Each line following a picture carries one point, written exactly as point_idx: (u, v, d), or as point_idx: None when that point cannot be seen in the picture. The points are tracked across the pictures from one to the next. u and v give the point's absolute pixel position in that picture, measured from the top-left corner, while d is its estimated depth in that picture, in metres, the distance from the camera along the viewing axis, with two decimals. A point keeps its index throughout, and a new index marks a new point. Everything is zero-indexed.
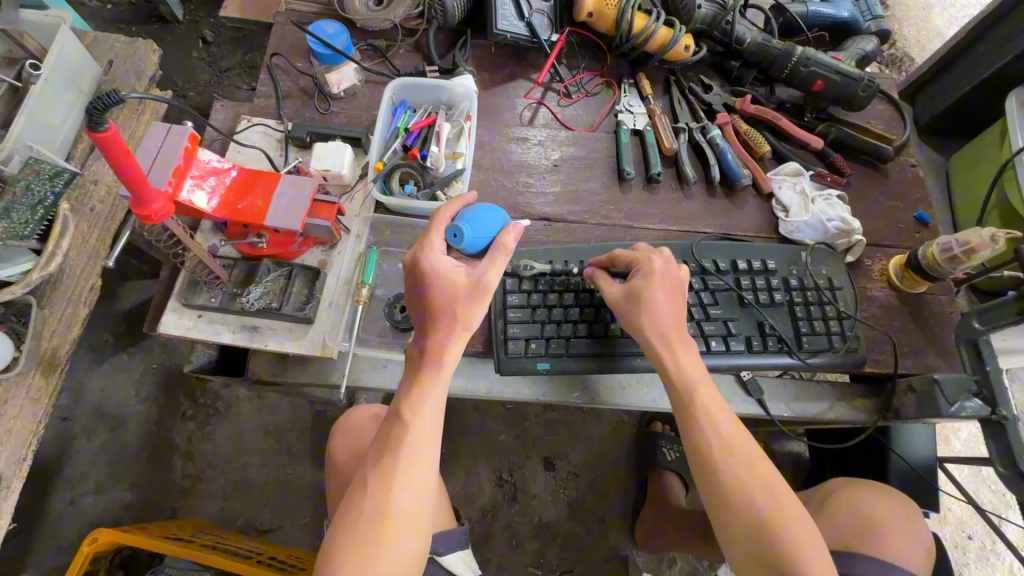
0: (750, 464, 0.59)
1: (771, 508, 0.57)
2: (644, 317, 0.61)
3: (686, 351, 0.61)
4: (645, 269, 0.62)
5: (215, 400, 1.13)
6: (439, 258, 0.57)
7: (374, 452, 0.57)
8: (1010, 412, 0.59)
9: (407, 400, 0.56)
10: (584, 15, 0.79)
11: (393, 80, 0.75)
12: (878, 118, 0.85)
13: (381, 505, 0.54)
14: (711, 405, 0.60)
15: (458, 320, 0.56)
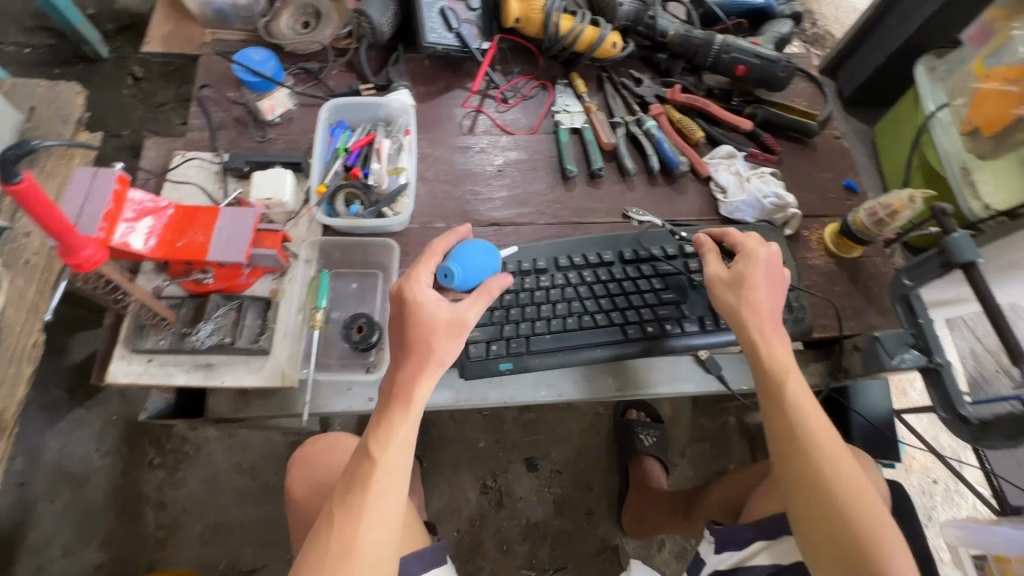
0: (835, 459, 0.58)
1: (851, 503, 0.57)
2: (736, 307, 0.63)
3: (780, 341, 0.63)
4: (748, 253, 0.65)
5: (183, 444, 1.10)
6: (425, 293, 0.58)
7: (340, 489, 0.56)
8: (945, 359, 0.62)
9: (375, 434, 0.56)
10: (511, 21, 0.81)
11: (328, 101, 0.74)
12: (801, 96, 0.89)
13: (349, 542, 0.54)
14: (800, 396, 0.61)
15: (433, 354, 0.57)
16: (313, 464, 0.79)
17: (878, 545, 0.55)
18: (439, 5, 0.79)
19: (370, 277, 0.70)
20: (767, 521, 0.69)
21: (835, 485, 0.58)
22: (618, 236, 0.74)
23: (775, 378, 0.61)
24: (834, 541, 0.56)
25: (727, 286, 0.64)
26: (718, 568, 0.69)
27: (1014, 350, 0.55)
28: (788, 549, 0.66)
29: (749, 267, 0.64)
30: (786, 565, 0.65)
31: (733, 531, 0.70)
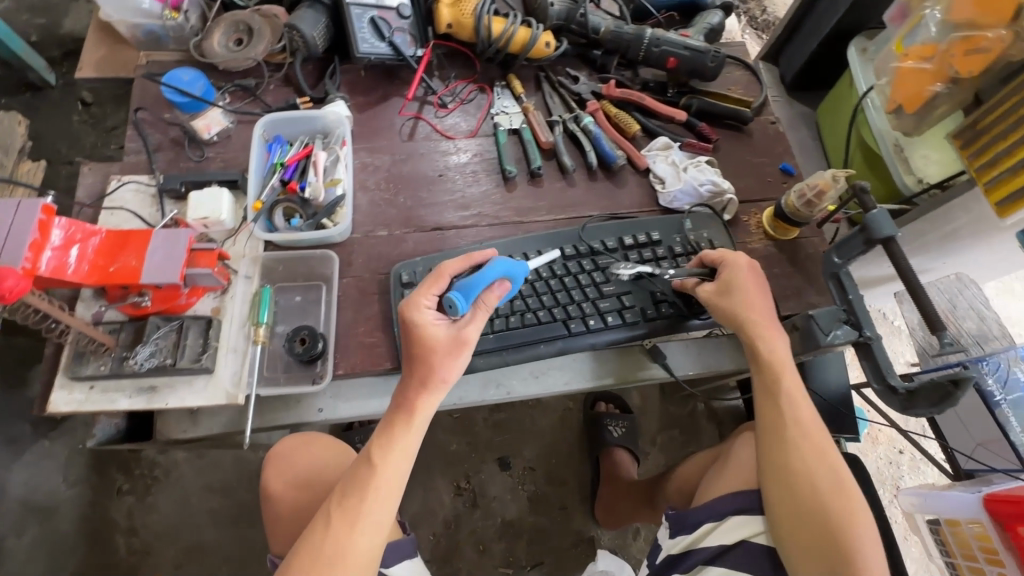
0: (822, 453, 0.63)
1: (832, 490, 0.61)
2: (736, 310, 0.67)
3: (780, 340, 0.67)
4: (730, 261, 0.69)
5: (152, 468, 1.09)
6: (426, 316, 0.60)
7: (338, 494, 0.60)
8: (873, 332, 0.64)
9: (379, 446, 0.60)
10: (444, 27, 0.82)
11: (262, 117, 0.75)
12: (737, 84, 0.91)
13: (341, 546, 0.58)
14: (792, 391, 0.66)
15: (431, 372, 0.60)
16: (291, 463, 0.79)
17: (855, 536, 0.59)
18: (370, 14, 0.79)
19: (314, 289, 0.71)
20: (717, 501, 0.69)
21: (818, 473, 0.62)
22: (559, 233, 0.76)
23: (774, 373, 0.66)
24: (812, 526, 0.60)
25: (728, 290, 0.67)
26: (670, 551, 0.70)
27: (932, 319, 0.57)
28: (734, 530, 0.66)
29: (742, 271, 0.68)
30: (731, 545, 0.65)
31: (685, 514, 0.70)
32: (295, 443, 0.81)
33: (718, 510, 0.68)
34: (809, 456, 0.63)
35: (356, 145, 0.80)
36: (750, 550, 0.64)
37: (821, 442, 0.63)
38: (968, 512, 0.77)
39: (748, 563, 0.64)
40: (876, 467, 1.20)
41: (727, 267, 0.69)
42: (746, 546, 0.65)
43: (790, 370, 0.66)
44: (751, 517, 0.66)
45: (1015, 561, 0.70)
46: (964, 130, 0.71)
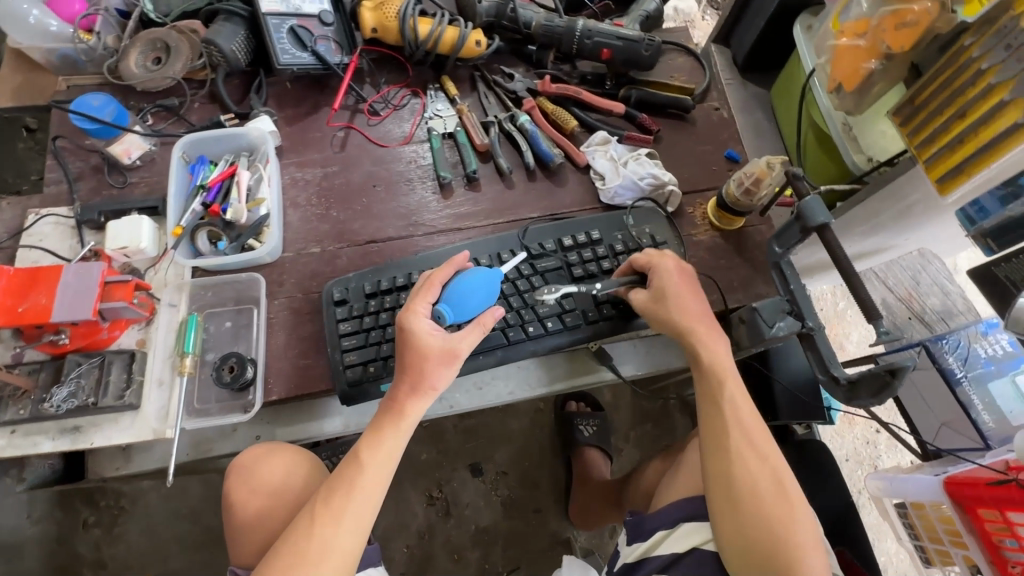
0: (766, 460, 0.62)
1: (773, 492, 0.61)
2: (675, 316, 0.65)
3: (718, 343, 0.66)
4: (657, 266, 0.67)
5: (118, 498, 1.07)
6: (421, 323, 0.58)
7: (323, 493, 0.58)
8: (815, 323, 0.62)
9: (366, 445, 0.59)
10: (369, 31, 0.80)
11: (180, 137, 0.72)
12: (680, 71, 0.88)
13: (322, 546, 0.56)
14: (736, 396, 0.65)
15: (424, 379, 0.58)
16: (252, 479, 0.64)
17: (796, 544, 0.59)
18: (289, 23, 0.76)
19: (245, 312, 0.69)
20: (668, 507, 0.72)
21: (759, 477, 0.61)
22: (496, 238, 0.73)
23: (715, 378, 0.65)
24: (754, 533, 0.60)
25: (662, 297, 0.65)
26: (626, 560, 0.73)
27: (868, 306, 0.55)
28: (686, 537, 0.68)
29: (677, 279, 0.66)
30: (682, 553, 0.67)
31: (641, 522, 0.73)
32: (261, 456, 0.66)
33: (669, 517, 0.71)
34: (750, 460, 0.62)
35: (285, 159, 0.77)
36: (698, 557, 0.66)
37: (762, 445, 0.62)
38: (930, 495, 0.76)
39: (697, 569, 0.65)
40: (853, 447, 1.19)
41: (658, 275, 0.66)
42: (697, 554, 0.66)
43: (729, 373, 0.65)
44: (700, 523, 0.68)
45: (978, 543, 0.69)
46: (903, 107, 0.68)
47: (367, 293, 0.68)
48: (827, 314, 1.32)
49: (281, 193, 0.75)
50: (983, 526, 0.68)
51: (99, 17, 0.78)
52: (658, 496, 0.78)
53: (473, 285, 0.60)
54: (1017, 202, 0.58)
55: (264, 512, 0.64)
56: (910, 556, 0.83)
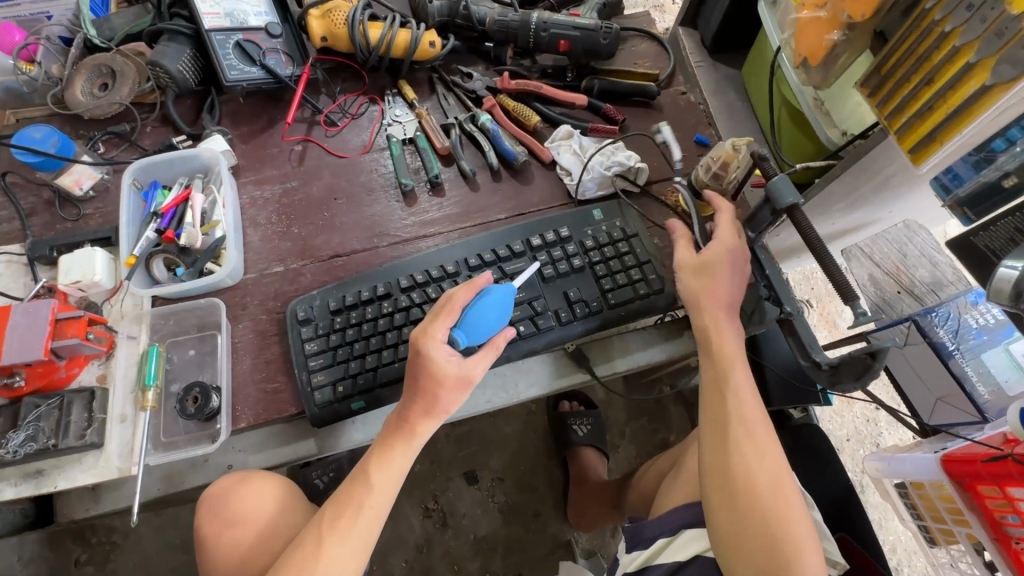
0: (767, 456, 0.58)
1: (771, 489, 0.57)
2: (701, 297, 0.63)
3: (731, 331, 0.62)
4: (718, 239, 0.63)
5: (110, 533, 1.06)
6: (438, 349, 0.56)
7: (331, 511, 0.58)
8: (793, 307, 0.60)
9: (375, 464, 0.58)
10: (318, 40, 0.78)
11: (130, 164, 0.70)
12: (644, 57, 0.86)
13: (328, 568, 0.55)
14: (742, 389, 0.60)
15: (437, 404, 0.57)
16: (226, 510, 0.64)
17: (791, 546, 0.54)
18: (235, 38, 0.74)
19: (208, 339, 0.67)
20: (668, 515, 0.71)
21: (759, 475, 0.57)
22: (462, 243, 0.71)
23: (720, 365, 0.61)
24: (745, 530, 0.56)
25: (699, 272, 0.63)
26: (627, 569, 0.72)
27: (844, 288, 0.53)
28: (687, 545, 0.67)
29: (724, 255, 0.62)
30: (684, 561, 0.66)
31: (641, 529, 0.73)
32: (233, 483, 0.65)
33: (670, 525, 0.70)
34: (751, 456, 0.58)
35: (242, 178, 0.75)
36: (704, 563, 0.65)
37: (764, 443, 0.58)
38: (929, 475, 0.73)
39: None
40: (854, 427, 1.17)
41: (714, 244, 0.63)
42: (700, 561, 0.65)
43: (738, 364, 0.61)
44: (703, 530, 0.67)
45: (980, 521, 0.67)
46: (870, 76, 0.66)
47: (332, 310, 0.66)
48: (818, 293, 1.30)
49: (239, 213, 0.73)
50: (984, 503, 0.66)
51: (40, 47, 0.76)
52: (658, 502, 0.77)
53: (489, 308, 0.58)
54: (991, 167, 0.55)
55: (239, 544, 0.64)
56: (914, 537, 0.81)
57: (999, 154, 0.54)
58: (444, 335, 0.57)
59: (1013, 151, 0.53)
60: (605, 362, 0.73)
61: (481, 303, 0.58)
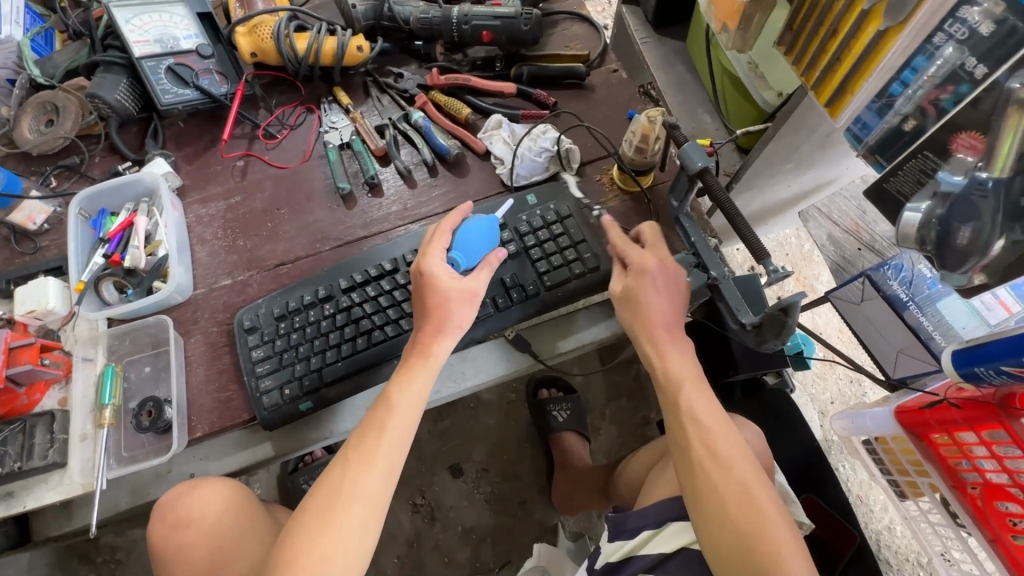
0: (733, 471, 0.55)
1: (739, 503, 0.54)
2: (637, 322, 0.61)
3: (675, 350, 0.60)
4: (638, 264, 0.61)
5: (113, 551, 1.10)
6: (440, 266, 0.60)
7: (355, 437, 0.58)
8: (719, 272, 0.61)
9: (398, 385, 0.59)
10: (248, 56, 0.80)
11: (76, 194, 0.72)
12: (575, 39, 0.86)
13: (353, 488, 0.56)
14: (696, 405, 0.58)
15: (448, 320, 0.60)
16: (177, 512, 0.68)
17: (769, 559, 0.52)
18: (166, 63, 0.77)
19: (163, 355, 0.69)
20: (654, 507, 0.69)
21: (726, 490, 0.55)
22: (399, 240, 0.72)
23: (670, 392, 0.59)
24: (727, 546, 0.54)
25: (628, 302, 0.62)
26: (610, 558, 0.69)
27: (757, 248, 0.54)
28: (673, 537, 0.65)
29: (648, 282, 0.60)
30: (669, 554, 0.65)
31: (626, 519, 0.70)
32: (193, 490, 0.68)
33: (654, 517, 0.68)
34: (717, 474, 0.55)
35: (188, 198, 0.77)
36: (688, 557, 0.63)
37: (726, 457, 0.56)
38: (888, 429, 0.74)
39: (686, 569, 0.63)
40: (837, 389, 1.15)
41: (634, 277, 0.61)
42: (685, 554, 0.64)
43: (688, 382, 0.59)
44: (687, 523, 0.65)
45: (937, 469, 0.66)
46: (784, 33, 0.62)
47: (277, 316, 0.68)
48: (794, 258, 1.24)
49: (187, 232, 0.75)
50: (937, 452, 0.66)
51: None
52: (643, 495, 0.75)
53: (480, 232, 0.64)
54: (892, 112, 0.54)
55: (186, 544, 0.69)
56: (885, 491, 0.80)
57: (897, 98, 0.53)
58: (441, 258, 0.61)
59: (910, 94, 0.51)
60: (551, 345, 0.74)
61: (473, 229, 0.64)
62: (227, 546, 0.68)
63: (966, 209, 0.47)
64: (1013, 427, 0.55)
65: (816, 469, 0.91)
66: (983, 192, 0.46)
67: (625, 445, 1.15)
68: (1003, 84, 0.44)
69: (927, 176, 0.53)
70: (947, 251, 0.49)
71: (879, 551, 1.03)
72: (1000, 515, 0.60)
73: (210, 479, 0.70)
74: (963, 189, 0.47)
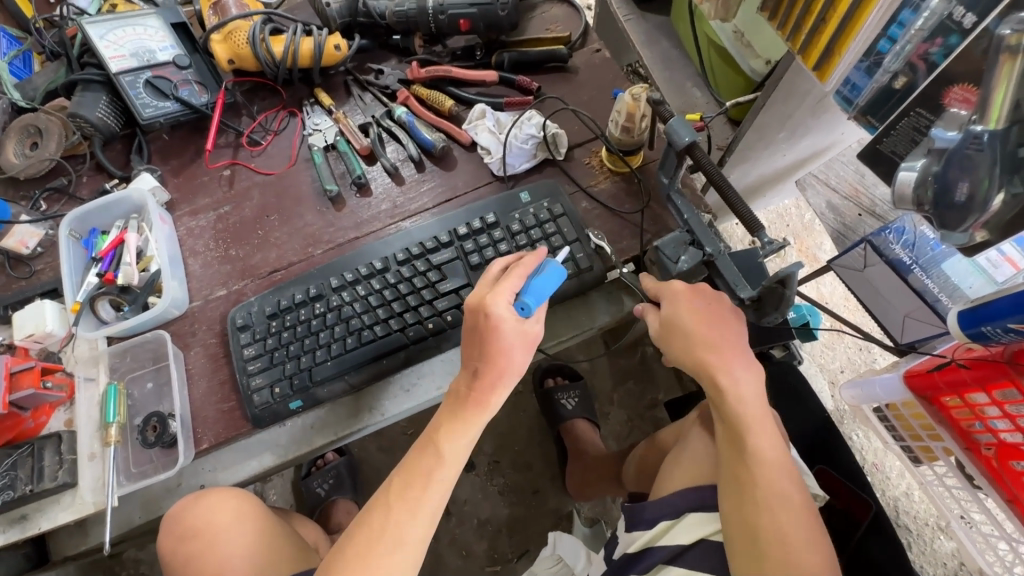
0: (786, 502, 0.55)
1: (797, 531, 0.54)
2: (692, 349, 0.58)
3: (744, 375, 0.58)
4: (671, 290, 0.60)
5: (137, 565, 1.11)
6: (507, 310, 0.55)
7: (400, 480, 0.56)
8: (713, 250, 0.60)
9: (445, 431, 0.56)
10: (226, 64, 0.79)
11: (64, 216, 0.72)
12: (555, 21, 0.84)
13: (397, 534, 0.55)
14: (763, 438, 0.57)
15: (509, 368, 0.55)
16: (187, 521, 0.67)
17: None
18: (144, 77, 0.76)
19: (164, 369, 0.69)
20: (672, 498, 0.68)
21: (793, 531, 0.54)
22: (389, 241, 0.71)
23: (736, 420, 0.58)
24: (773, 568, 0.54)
25: (673, 330, 0.59)
26: (629, 549, 0.70)
27: (750, 220, 0.53)
28: (691, 529, 0.65)
29: (682, 304, 0.59)
30: (688, 544, 0.65)
31: (642, 510, 0.70)
32: (219, 493, 0.69)
33: (674, 507, 0.67)
34: (781, 512, 0.55)
35: (178, 212, 0.77)
36: (706, 547, 0.63)
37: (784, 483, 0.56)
38: (899, 395, 0.72)
39: (704, 560, 0.63)
40: (846, 357, 1.14)
41: (666, 303, 0.60)
42: (703, 545, 0.64)
43: (751, 411, 0.58)
44: (709, 514, 0.65)
45: (950, 432, 0.65)
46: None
47: (268, 314, 0.68)
48: (795, 229, 1.22)
49: (178, 246, 0.74)
50: (949, 414, 0.64)
51: None
52: (659, 482, 0.74)
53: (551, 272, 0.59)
54: (881, 71, 0.52)
55: (196, 553, 0.69)
56: (899, 458, 0.79)
57: (886, 56, 0.51)
58: (507, 298, 0.55)
59: (898, 50, 0.50)
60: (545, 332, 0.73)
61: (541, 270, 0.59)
62: (262, 545, 0.71)
63: (962, 163, 0.45)
64: None
65: (829, 440, 0.90)
66: (979, 146, 0.44)
67: (635, 429, 1.15)
68: (993, 31, 0.42)
69: (922, 133, 0.52)
70: (946, 209, 0.48)
71: (897, 518, 1.02)
72: (1016, 475, 0.59)
73: (218, 489, 0.69)
74: (958, 144, 0.45)
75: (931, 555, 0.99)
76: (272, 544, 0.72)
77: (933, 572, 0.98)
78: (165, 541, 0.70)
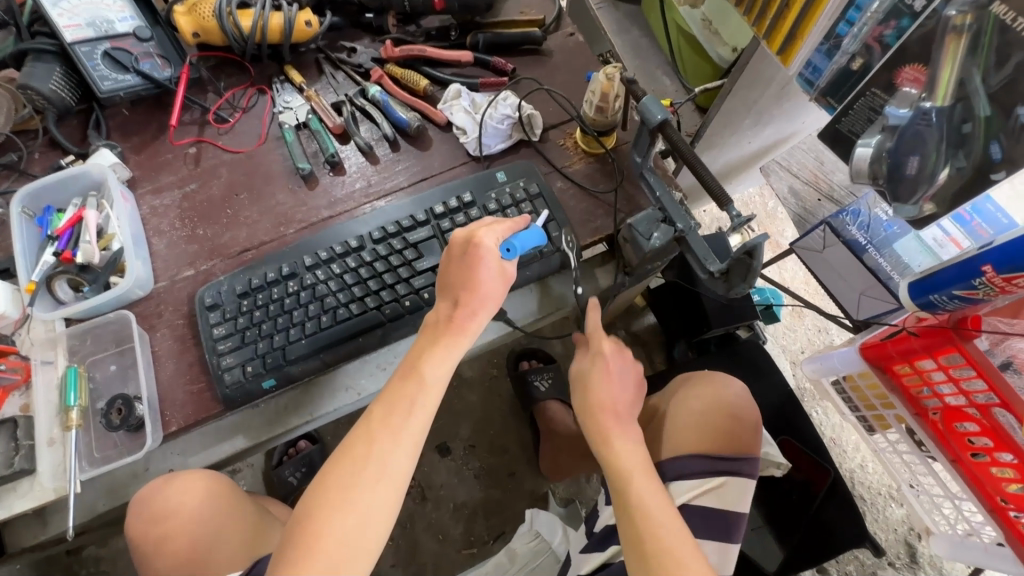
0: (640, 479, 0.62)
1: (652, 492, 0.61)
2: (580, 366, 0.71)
3: (625, 441, 0.65)
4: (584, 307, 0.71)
5: (97, 563, 1.07)
6: (492, 242, 0.58)
7: (381, 408, 0.54)
8: (684, 224, 0.61)
9: (431, 360, 0.55)
10: (190, 37, 0.77)
11: (16, 192, 0.68)
12: (529, 4, 0.84)
13: (379, 463, 0.52)
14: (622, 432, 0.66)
15: (482, 301, 0.57)
16: (153, 505, 0.67)
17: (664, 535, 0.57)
18: (102, 48, 0.73)
19: (128, 352, 0.67)
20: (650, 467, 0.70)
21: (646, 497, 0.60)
22: (365, 218, 0.71)
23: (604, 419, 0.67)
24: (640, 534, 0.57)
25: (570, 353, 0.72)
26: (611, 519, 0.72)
27: (719, 193, 0.55)
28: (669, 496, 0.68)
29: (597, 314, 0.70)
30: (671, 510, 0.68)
31: None
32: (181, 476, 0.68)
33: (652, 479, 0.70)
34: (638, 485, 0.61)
35: (139, 190, 0.74)
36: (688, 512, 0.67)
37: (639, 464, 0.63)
38: (855, 366, 0.76)
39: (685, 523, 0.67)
40: (807, 338, 1.19)
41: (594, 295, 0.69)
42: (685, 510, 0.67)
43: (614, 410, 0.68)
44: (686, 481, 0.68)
45: (901, 399, 0.70)
46: None
47: (239, 294, 0.66)
48: (758, 217, 1.27)
49: (141, 225, 0.72)
50: (901, 381, 0.69)
51: None
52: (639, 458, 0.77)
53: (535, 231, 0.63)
54: (840, 52, 0.54)
55: (166, 536, 0.68)
56: (855, 428, 0.83)
57: (844, 38, 0.53)
58: (497, 237, 0.59)
59: (856, 32, 0.52)
60: (523, 310, 0.74)
61: (527, 226, 0.63)
62: (200, 553, 0.68)
63: (913, 138, 0.50)
64: (967, 349, 0.58)
65: (791, 411, 0.94)
66: (928, 121, 0.49)
67: None
68: (941, 13, 0.46)
69: (877, 112, 0.54)
70: (899, 182, 0.54)
71: (853, 488, 1.08)
72: (959, 436, 0.63)
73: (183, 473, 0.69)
74: (909, 121, 0.50)
75: (883, 521, 1.05)
76: (207, 557, 0.67)
77: (885, 538, 1.04)
78: (134, 532, 0.68)
